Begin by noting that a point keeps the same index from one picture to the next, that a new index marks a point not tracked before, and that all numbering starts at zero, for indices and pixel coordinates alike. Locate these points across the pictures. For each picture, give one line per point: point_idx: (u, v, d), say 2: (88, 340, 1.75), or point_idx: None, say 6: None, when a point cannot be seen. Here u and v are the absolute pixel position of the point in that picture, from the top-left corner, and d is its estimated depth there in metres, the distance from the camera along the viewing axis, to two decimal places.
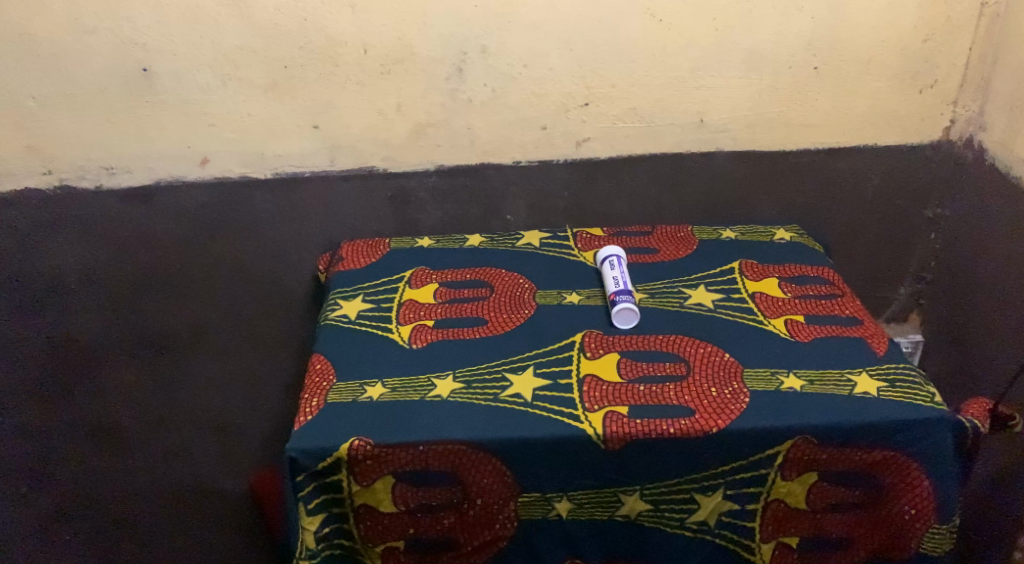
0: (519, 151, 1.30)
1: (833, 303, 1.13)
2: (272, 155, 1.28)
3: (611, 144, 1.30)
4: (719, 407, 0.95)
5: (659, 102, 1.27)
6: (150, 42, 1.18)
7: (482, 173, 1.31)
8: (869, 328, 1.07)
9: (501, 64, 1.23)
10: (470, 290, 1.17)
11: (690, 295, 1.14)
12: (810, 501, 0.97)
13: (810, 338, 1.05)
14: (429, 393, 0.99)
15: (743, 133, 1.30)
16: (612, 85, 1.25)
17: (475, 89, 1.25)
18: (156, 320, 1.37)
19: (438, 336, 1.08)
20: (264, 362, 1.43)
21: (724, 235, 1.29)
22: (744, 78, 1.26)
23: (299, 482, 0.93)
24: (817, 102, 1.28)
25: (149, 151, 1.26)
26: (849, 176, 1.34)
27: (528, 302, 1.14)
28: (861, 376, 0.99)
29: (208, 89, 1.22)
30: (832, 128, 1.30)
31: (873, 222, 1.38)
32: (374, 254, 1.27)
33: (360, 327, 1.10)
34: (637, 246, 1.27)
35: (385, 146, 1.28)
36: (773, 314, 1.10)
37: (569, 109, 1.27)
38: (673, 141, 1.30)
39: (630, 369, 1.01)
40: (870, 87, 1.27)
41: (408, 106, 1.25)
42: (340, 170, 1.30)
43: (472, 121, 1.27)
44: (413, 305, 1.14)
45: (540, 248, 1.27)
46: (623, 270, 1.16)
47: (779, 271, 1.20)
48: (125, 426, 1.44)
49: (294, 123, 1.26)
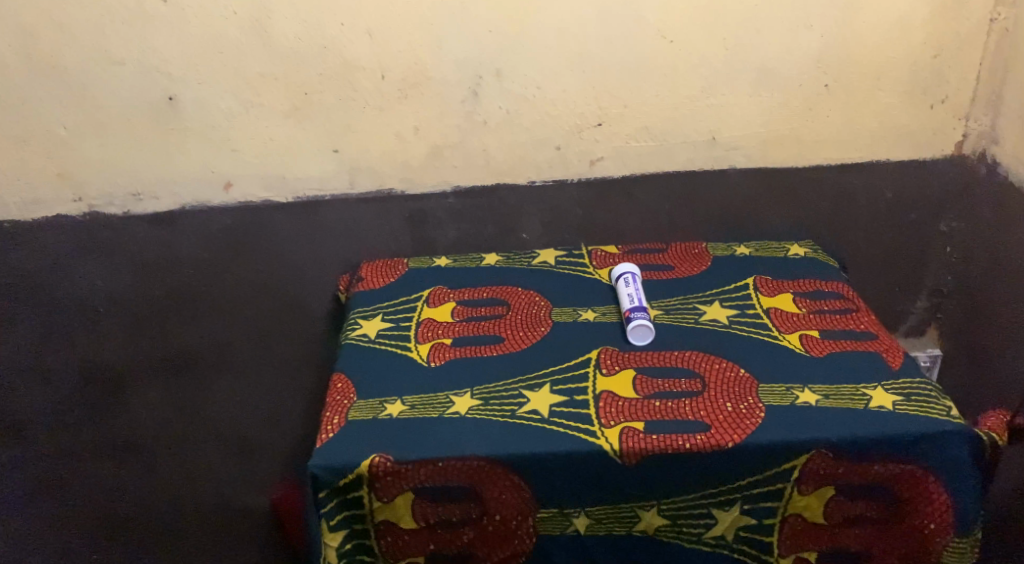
0: (534, 171, 1.32)
1: (848, 317, 1.13)
2: (293, 178, 1.31)
3: (625, 163, 1.32)
4: (734, 421, 0.96)
5: (671, 121, 1.29)
6: (175, 71, 1.22)
7: (498, 193, 1.33)
8: (884, 342, 1.08)
9: (515, 87, 1.25)
10: (487, 308, 1.19)
11: (704, 311, 1.15)
12: (828, 515, 0.97)
13: (825, 352, 1.06)
14: (447, 410, 1.00)
15: (756, 150, 1.32)
16: (624, 105, 1.27)
17: (491, 111, 1.27)
18: (181, 342, 1.40)
19: (456, 354, 1.10)
20: (286, 382, 1.45)
21: (738, 252, 1.31)
22: (755, 96, 1.27)
23: (321, 498, 0.94)
24: (828, 118, 1.29)
25: (174, 177, 1.29)
26: (863, 191, 1.35)
27: (544, 320, 1.15)
28: (876, 390, 0.99)
29: (231, 115, 1.25)
30: (845, 144, 1.32)
31: (887, 237, 1.39)
32: (393, 274, 1.30)
33: (379, 345, 1.12)
34: (652, 263, 1.29)
35: (403, 168, 1.31)
36: (788, 329, 1.11)
37: (583, 129, 1.29)
38: (686, 158, 1.32)
39: (645, 385, 1.02)
40: (881, 103, 1.29)
41: (425, 129, 1.28)
42: (359, 192, 1.33)
43: (488, 142, 1.30)
44: (431, 323, 1.16)
45: (555, 266, 1.29)
46: (638, 287, 1.17)
47: (793, 286, 1.21)
48: (151, 446, 1.47)
49: (314, 147, 1.28)
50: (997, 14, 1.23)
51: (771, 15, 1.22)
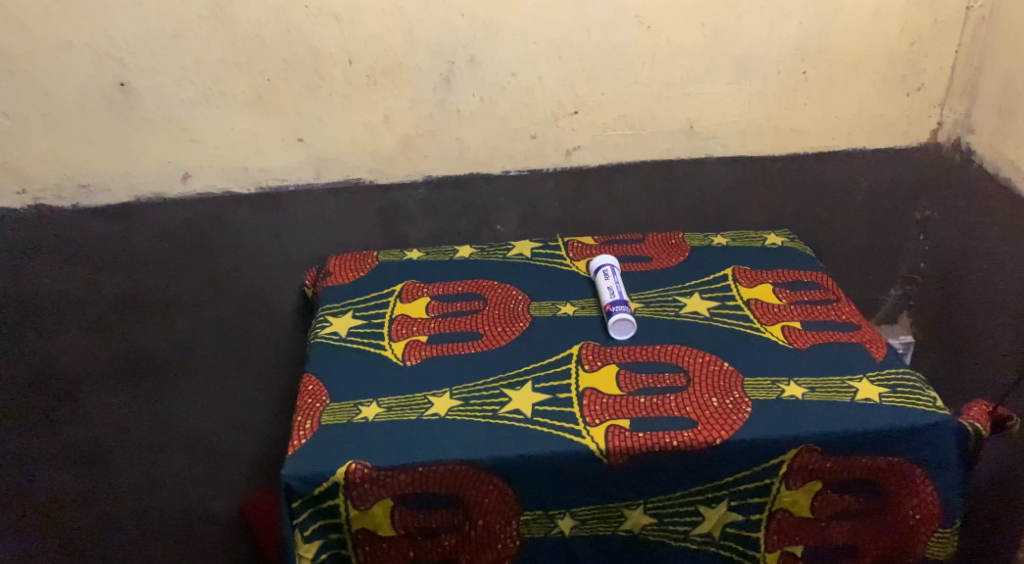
0: (509, 162, 1.28)
1: (828, 308, 1.12)
2: (256, 169, 1.25)
3: (601, 153, 1.29)
4: (721, 417, 0.94)
5: (649, 110, 1.26)
6: (127, 57, 1.15)
7: (471, 183, 1.29)
8: (866, 334, 1.07)
9: (489, 74, 1.21)
10: (464, 304, 1.15)
11: (685, 304, 1.14)
12: (815, 510, 0.96)
13: (808, 344, 1.05)
14: (426, 412, 0.96)
15: (734, 139, 1.29)
16: (602, 93, 1.24)
17: (464, 99, 1.23)
18: (140, 341, 1.34)
19: (432, 351, 1.06)
20: (253, 381, 1.40)
21: (715, 242, 1.29)
22: (733, 85, 1.25)
23: (295, 508, 0.90)
24: (807, 107, 1.28)
25: (128, 168, 1.23)
26: (839, 180, 1.34)
27: (523, 315, 1.12)
28: (861, 382, 0.98)
29: (190, 104, 1.19)
30: (822, 134, 1.30)
31: (862, 227, 1.38)
32: (362, 269, 1.25)
33: (353, 345, 1.08)
34: (630, 254, 1.26)
35: (372, 158, 1.26)
36: (769, 321, 1.09)
37: (558, 118, 1.25)
38: (664, 148, 1.29)
39: (629, 381, 0.99)
40: (858, 91, 1.27)
41: (396, 118, 1.23)
42: (325, 183, 1.27)
43: (462, 132, 1.25)
44: (405, 320, 1.13)
45: (532, 259, 1.26)
46: (618, 280, 1.14)
47: (773, 276, 1.19)
48: (107, 450, 1.40)
49: (279, 137, 1.23)
50: (974, 3, 1.22)
51: (751, 3, 1.19)
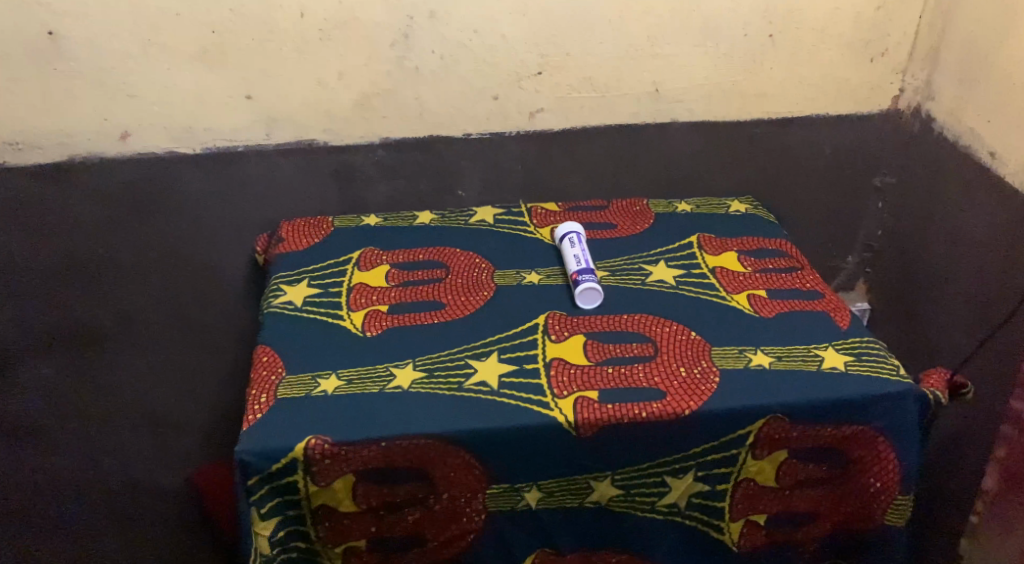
0: (470, 123, 1.23)
1: (793, 276, 1.11)
2: (202, 129, 1.18)
3: (564, 116, 1.25)
4: (690, 387, 0.92)
5: (614, 72, 1.22)
6: (55, 3, 1.08)
7: (431, 146, 1.24)
8: (831, 302, 1.06)
9: (450, 31, 1.15)
10: (425, 272, 1.12)
11: (651, 272, 1.12)
12: (779, 479, 0.95)
13: (775, 313, 1.04)
14: (389, 385, 0.93)
15: (699, 103, 1.27)
16: (567, 53, 1.19)
17: (423, 57, 1.17)
18: (78, 309, 1.27)
19: (393, 322, 1.02)
20: (201, 349, 1.35)
21: (679, 209, 1.28)
22: (699, 47, 1.22)
23: (252, 485, 0.87)
24: (772, 71, 1.26)
25: (60, 125, 1.16)
26: (801, 147, 1.34)
27: (486, 284, 1.09)
28: (827, 351, 0.98)
29: (127, 57, 1.12)
30: (786, 99, 1.29)
31: (823, 193, 1.39)
32: (317, 235, 1.21)
33: (310, 315, 1.04)
34: (594, 221, 1.24)
35: (326, 118, 1.20)
36: (735, 290, 1.08)
37: (522, 79, 1.21)
38: (629, 112, 1.26)
39: (597, 351, 0.97)
40: (824, 55, 1.26)
41: (351, 76, 1.17)
42: (277, 144, 1.21)
43: (421, 91, 1.19)
44: (364, 289, 1.09)
45: (494, 226, 1.23)
46: (583, 248, 1.12)
47: (738, 244, 1.18)
48: (45, 424, 1.34)
49: (225, 94, 1.16)
50: None
51: None
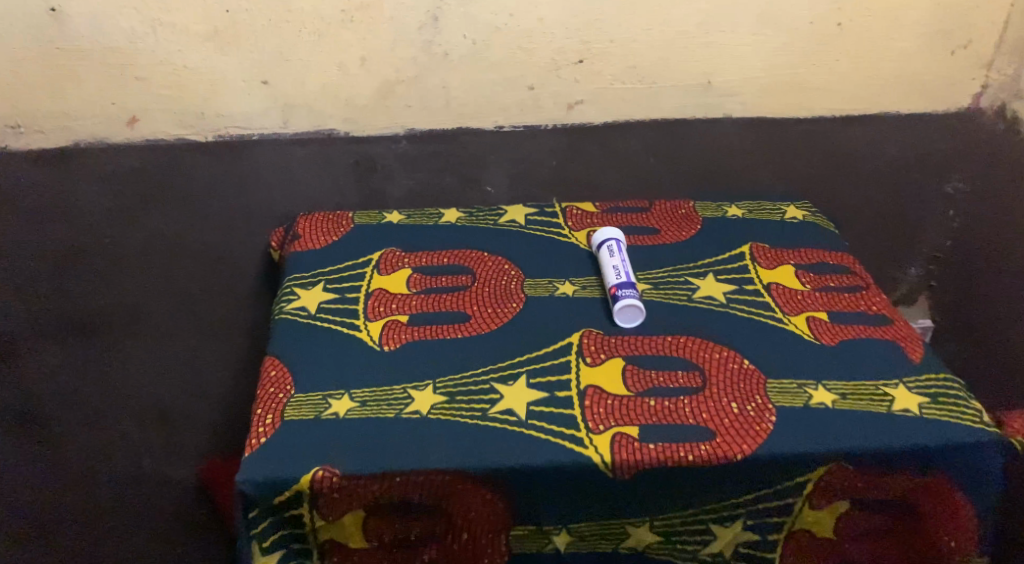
0: (501, 115, 1.13)
1: (858, 297, 1.01)
2: (214, 115, 1.11)
3: (605, 108, 1.14)
4: (742, 427, 0.82)
5: (662, 61, 1.11)
6: None
7: (458, 139, 1.15)
8: (900, 330, 0.96)
9: (481, 13, 1.05)
10: (449, 278, 1.03)
11: (698, 287, 1.02)
12: (838, 531, 0.86)
13: (837, 340, 0.93)
14: (406, 409, 0.84)
15: (753, 97, 1.15)
16: (610, 40, 1.08)
17: (453, 42, 1.07)
18: (85, 300, 1.20)
19: (413, 336, 0.93)
20: (210, 343, 1.29)
21: (730, 214, 1.16)
22: (757, 36, 1.10)
23: (253, 518, 0.78)
24: (837, 63, 1.13)
25: (65, 108, 1.08)
26: (865, 144, 1.20)
27: (515, 294, 1.00)
28: (897, 389, 0.87)
29: (135, 36, 1.04)
30: (851, 94, 1.16)
31: (888, 200, 1.26)
32: (336, 232, 1.11)
33: (323, 324, 0.94)
34: (635, 225, 1.14)
35: (346, 106, 1.11)
36: (793, 311, 0.98)
37: (560, 67, 1.10)
38: (675, 105, 1.15)
39: (637, 379, 0.87)
40: (898, 47, 1.13)
41: (374, 61, 1.08)
42: (294, 132, 1.13)
43: (449, 79, 1.10)
44: (383, 296, 0.99)
45: (525, 226, 1.13)
46: (624, 257, 1.01)
47: (795, 256, 1.08)
48: (52, 419, 1.26)
49: (240, 78, 1.08)
50: None
51: None
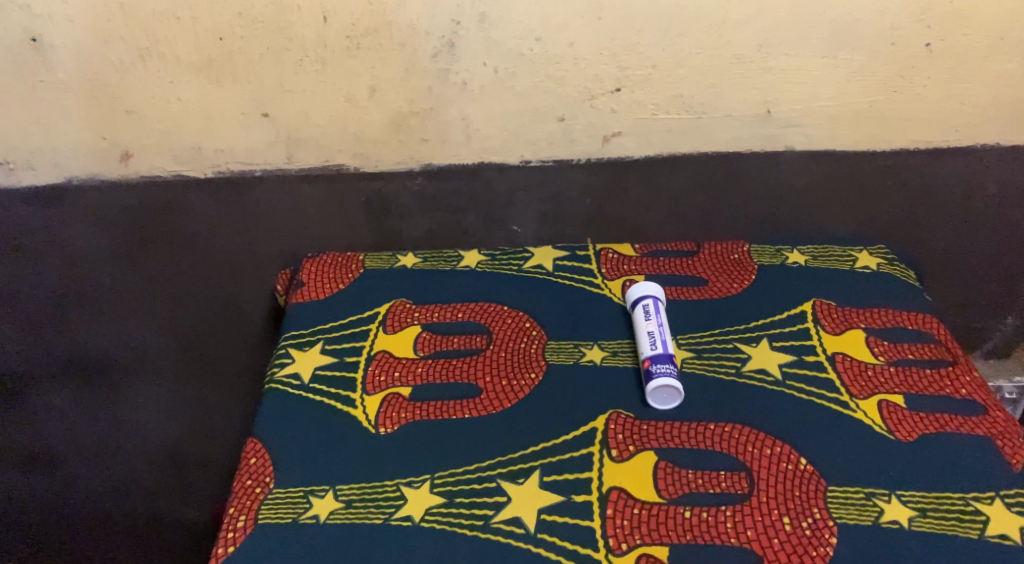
0: (529, 149, 1.00)
1: (940, 375, 0.86)
2: (211, 150, 1.00)
3: (647, 141, 1.00)
4: (791, 553, 0.71)
5: (714, 89, 0.96)
6: (36, 5, 0.89)
7: (481, 175, 1.02)
8: (993, 419, 0.82)
9: (505, 39, 0.92)
10: (462, 339, 0.90)
11: (749, 356, 0.88)
12: None
13: (916, 435, 0.80)
14: (397, 513, 0.74)
15: (822, 129, 0.99)
16: (652, 66, 0.94)
17: (473, 70, 0.94)
18: (84, 342, 1.11)
19: (416, 415, 0.81)
20: (221, 390, 1.19)
21: (790, 260, 1.01)
22: (829, 60, 0.94)
23: None
24: (924, 90, 0.97)
25: (54, 144, 0.99)
26: (956, 183, 1.04)
27: (536, 363, 0.87)
28: (993, 505, 0.74)
29: (123, 67, 0.93)
30: (938, 124, 1.00)
31: (979, 241, 1.10)
32: (344, 279, 0.99)
33: (315, 398, 0.83)
34: (679, 274, 0.99)
35: (355, 140, 0.99)
36: (863, 394, 0.84)
37: (594, 97, 0.96)
38: (729, 138, 1.00)
39: (670, 480, 0.75)
40: (998, 71, 0.95)
41: (384, 92, 0.95)
42: (299, 168, 1.01)
43: (469, 110, 0.97)
44: (386, 360, 0.87)
45: (552, 274, 1.00)
46: (661, 322, 0.87)
47: (866, 317, 0.93)
48: (60, 455, 1.18)
49: (238, 110, 0.96)
50: None
51: None
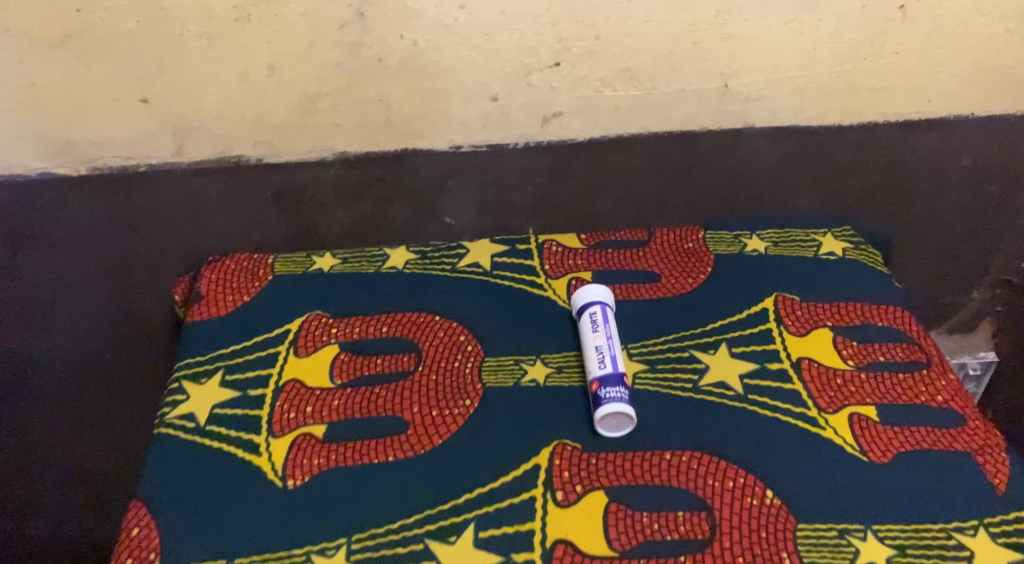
0: (460, 132, 0.88)
1: (915, 381, 0.78)
2: (84, 142, 0.85)
3: (592, 120, 0.89)
4: None
5: (666, 60, 0.85)
6: None
7: (407, 162, 0.89)
8: (973, 431, 0.74)
9: (425, 7, 0.79)
10: (385, 360, 0.79)
11: (708, 367, 0.79)
12: None
13: (892, 456, 0.72)
14: None
15: (786, 102, 0.89)
16: (595, 37, 0.82)
17: (389, 44, 0.81)
18: None
19: (332, 459, 0.71)
20: None
21: (749, 248, 0.92)
22: (794, 25, 0.83)
23: None
24: (896, 57, 0.87)
25: None
26: (928, 157, 0.96)
27: (470, 386, 0.77)
28: (976, 537, 0.67)
29: None
30: (911, 92, 0.90)
31: (950, 216, 1.01)
32: (249, 291, 0.86)
33: (213, 445, 0.72)
34: (629, 268, 0.89)
35: (257, 127, 0.85)
36: (833, 408, 0.75)
37: (531, 72, 0.84)
38: (685, 114, 0.89)
39: (621, 528, 0.67)
40: (979, 33, 0.86)
41: (286, 70, 0.82)
42: (191, 161, 0.87)
43: (388, 90, 0.84)
44: (297, 392, 0.76)
45: (490, 273, 0.89)
46: (609, 334, 0.78)
47: (833, 315, 0.84)
48: None
49: (112, 95, 0.82)
50: None
51: None
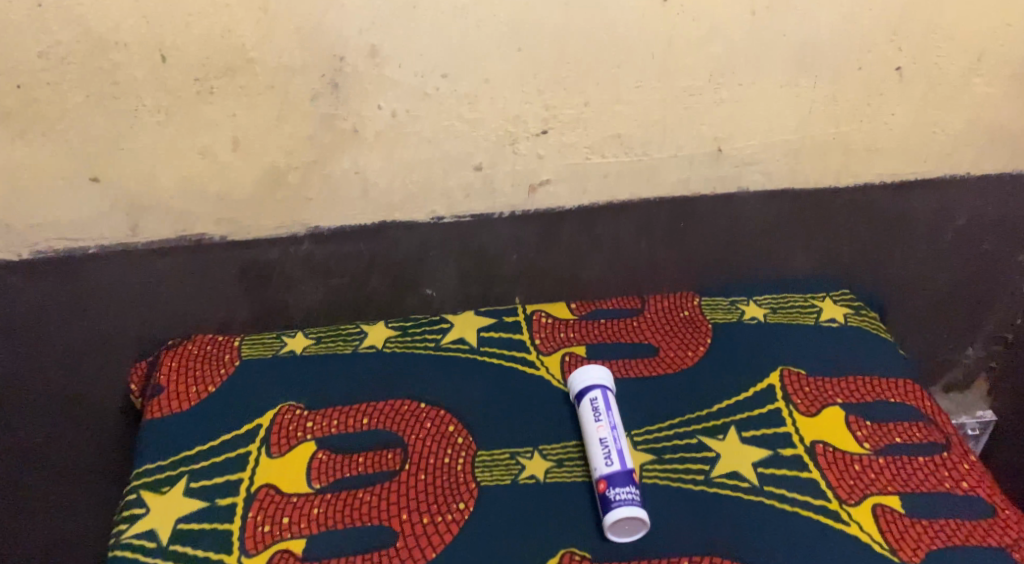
0: (441, 203, 0.82)
1: (936, 465, 0.74)
2: (25, 225, 0.77)
3: (582, 188, 0.83)
4: None
5: (658, 126, 0.80)
6: None
7: (383, 235, 0.82)
8: (1001, 521, 0.70)
9: (401, 76, 0.73)
10: (368, 459, 0.72)
11: (719, 454, 0.73)
12: None
13: (921, 554, 0.67)
14: None
15: (782, 166, 0.85)
16: (584, 103, 0.77)
17: (362, 114, 0.75)
18: None
19: None
20: None
21: (749, 317, 0.87)
22: (789, 89, 0.79)
23: None
24: (893, 118, 0.83)
25: None
26: (927, 217, 0.91)
27: (462, 488, 0.70)
28: None
29: None
30: (909, 154, 0.86)
31: (950, 275, 0.98)
32: (214, 381, 0.78)
33: None
34: (626, 340, 0.83)
35: (219, 204, 0.78)
36: (855, 498, 0.71)
37: (516, 140, 0.78)
38: (680, 180, 0.84)
39: None
40: (977, 94, 0.83)
41: (250, 143, 0.75)
42: (147, 241, 0.79)
43: (362, 161, 0.78)
44: (273, 501, 0.69)
45: (477, 349, 0.82)
46: (615, 424, 0.72)
47: (844, 390, 0.79)
48: None
49: (56, 173, 0.74)
50: None
51: None
